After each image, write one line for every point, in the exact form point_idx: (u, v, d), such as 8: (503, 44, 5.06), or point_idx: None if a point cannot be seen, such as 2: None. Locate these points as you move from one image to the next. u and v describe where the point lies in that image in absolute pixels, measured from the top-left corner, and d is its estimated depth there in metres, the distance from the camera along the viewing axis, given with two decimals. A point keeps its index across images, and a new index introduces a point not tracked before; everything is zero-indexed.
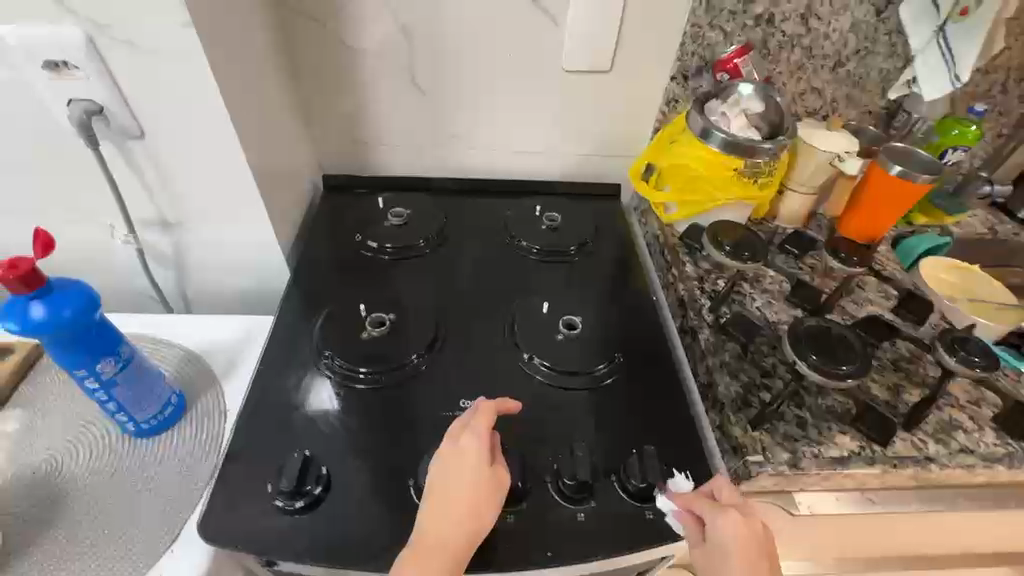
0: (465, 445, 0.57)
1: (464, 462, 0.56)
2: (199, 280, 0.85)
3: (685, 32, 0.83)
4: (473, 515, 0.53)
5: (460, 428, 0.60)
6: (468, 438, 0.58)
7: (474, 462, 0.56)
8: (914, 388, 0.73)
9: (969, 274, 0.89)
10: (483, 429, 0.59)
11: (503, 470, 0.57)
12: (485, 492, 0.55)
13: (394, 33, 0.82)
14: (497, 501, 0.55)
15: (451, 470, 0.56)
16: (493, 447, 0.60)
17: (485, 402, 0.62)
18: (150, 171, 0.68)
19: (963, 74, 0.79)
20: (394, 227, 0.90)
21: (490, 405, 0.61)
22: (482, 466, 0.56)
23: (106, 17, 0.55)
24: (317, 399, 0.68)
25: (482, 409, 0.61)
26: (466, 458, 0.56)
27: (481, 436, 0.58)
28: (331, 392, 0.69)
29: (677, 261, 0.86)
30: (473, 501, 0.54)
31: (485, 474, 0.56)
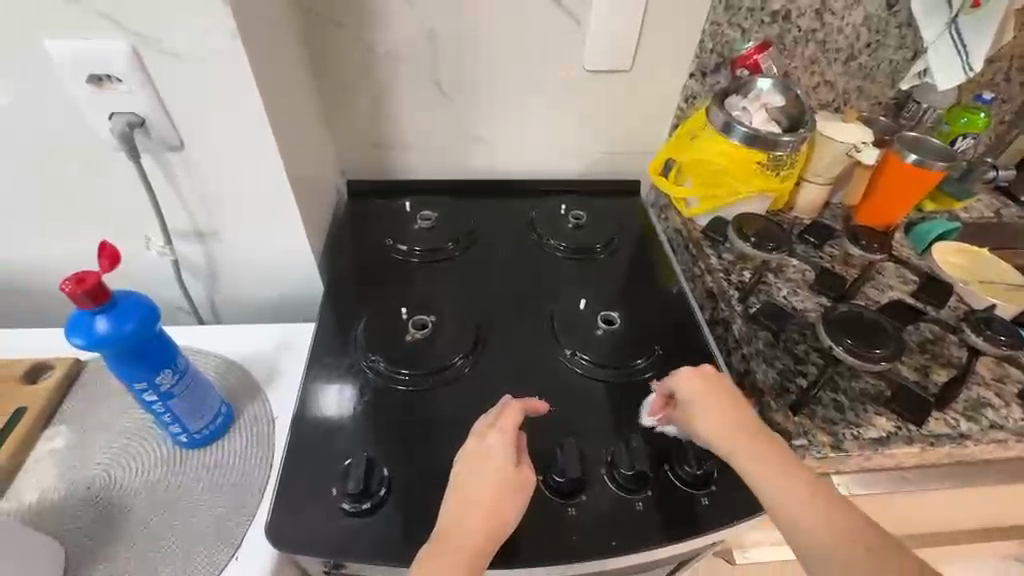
0: (490, 444, 0.58)
1: (487, 461, 0.57)
2: (230, 290, 0.85)
3: (704, 30, 0.86)
4: (494, 513, 0.53)
5: (486, 427, 0.60)
6: (494, 436, 0.59)
7: (497, 459, 0.57)
8: (941, 368, 0.75)
9: (976, 257, 0.91)
10: (510, 428, 0.60)
11: (528, 470, 0.57)
12: (508, 490, 0.55)
13: (421, 38, 0.83)
14: (518, 501, 0.55)
15: (474, 467, 0.56)
16: (521, 447, 0.60)
17: (514, 403, 0.62)
18: (187, 182, 0.69)
19: (975, 63, 0.82)
20: (423, 230, 0.91)
21: (519, 404, 0.62)
22: (506, 464, 0.56)
23: (156, 30, 0.55)
24: (329, 407, 0.68)
25: (511, 408, 0.62)
26: (490, 455, 0.57)
27: (508, 435, 0.59)
28: (345, 398, 0.69)
29: (702, 253, 0.87)
30: (496, 499, 0.54)
31: (510, 473, 0.56)
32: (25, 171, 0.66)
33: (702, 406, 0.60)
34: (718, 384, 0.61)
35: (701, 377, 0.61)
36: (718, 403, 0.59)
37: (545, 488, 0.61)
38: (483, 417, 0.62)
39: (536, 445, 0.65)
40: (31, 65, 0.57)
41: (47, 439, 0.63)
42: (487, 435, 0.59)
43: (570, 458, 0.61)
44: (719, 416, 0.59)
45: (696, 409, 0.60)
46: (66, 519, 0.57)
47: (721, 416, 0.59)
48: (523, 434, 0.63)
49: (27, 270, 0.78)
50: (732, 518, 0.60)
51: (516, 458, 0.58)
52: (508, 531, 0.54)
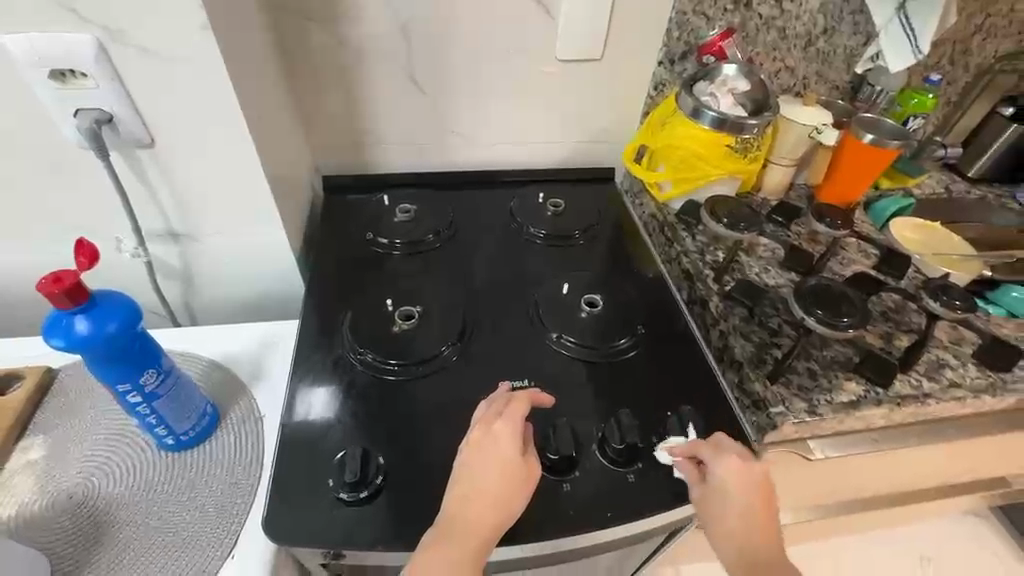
0: (498, 435, 0.58)
1: (495, 454, 0.57)
2: (208, 292, 0.83)
3: (671, 19, 0.88)
4: (500, 503, 0.55)
5: (493, 415, 0.60)
6: (501, 425, 0.58)
7: (505, 450, 0.57)
8: (903, 334, 0.80)
9: (933, 232, 0.95)
10: (519, 419, 0.59)
11: (533, 461, 0.58)
12: (514, 482, 0.56)
13: (393, 31, 0.83)
14: (523, 491, 0.56)
15: (482, 461, 0.56)
16: (526, 436, 0.61)
17: (521, 393, 0.62)
18: (159, 181, 0.67)
19: (923, 45, 0.86)
20: (403, 223, 0.90)
21: (527, 394, 0.62)
22: (512, 457, 0.57)
23: (120, 23, 0.54)
24: (303, 411, 0.66)
25: (519, 397, 0.62)
26: (498, 445, 0.57)
27: (516, 425, 0.59)
28: (312, 405, 0.67)
29: (677, 235, 0.90)
30: (501, 489, 0.55)
31: (516, 465, 0.56)
32: None
33: (733, 504, 0.58)
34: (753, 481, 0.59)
35: (744, 475, 0.59)
36: (751, 502, 0.58)
37: (540, 467, 0.62)
38: (487, 404, 0.62)
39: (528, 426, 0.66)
40: None
41: (22, 451, 0.61)
42: (494, 424, 0.59)
43: (563, 437, 0.63)
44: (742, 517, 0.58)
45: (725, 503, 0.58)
46: (48, 529, 0.56)
47: (747, 517, 0.58)
48: (528, 422, 0.63)
49: None
50: None
51: (522, 449, 0.58)
52: (511, 520, 0.56)
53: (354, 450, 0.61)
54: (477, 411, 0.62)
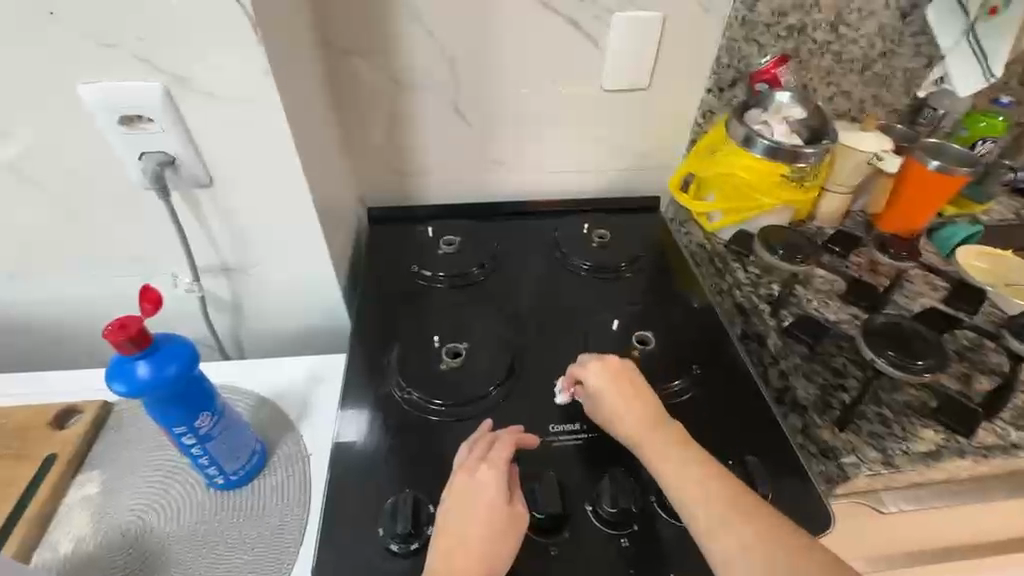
0: (482, 480, 0.56)
1: (477, 501, 0.55)
2: (257, 324, 0.84)
3: (721, 46, 0.86)
4: (488, 551, 0.52)
5: (477, 460, 0.59)
6: (485, 470, 0.57)
7: (490, 497, 0.55)
8: (983, 376, 0.74)
9: (1001, 259, 0.89)
10: (502, 462, 0.58)
11: (520, 506, 0.56)
12: (500, 529, 0.53)
13: (441, 65, 0.84)
14: (512, 540, 0.54)
15: (465, 509, 0.54)
16: (512, 480, 0.59)
17: (505, 434, 0.61)
18: (213, 217, 0.68)
19: (996, 68, 0.83)
20: (446, 255, 0.90)
21: (511, 435, 0.61)
22: (498, 503, 0.55)
23: (187, 70, 0.55)
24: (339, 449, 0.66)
25: (503, 438, 0.61)
26: (480, 489, 0.55)
27: (500, 468, 0.57)
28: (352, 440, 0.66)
29: (728, 267, 0.87)
30: (489, 539, 0.52)
31: (501, 512, 0.54)
32: (54, 213, 0.66)
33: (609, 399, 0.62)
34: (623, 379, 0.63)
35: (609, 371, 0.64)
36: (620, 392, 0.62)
37: (595, 518, 0.59)
38: (470, 447, 0.61)
39: (581, 475, 0.63)
40: (62, 109, 0.57)
41: (81, 485, 0.62)
42: (477, 469, 0.57)
43: (620, 488, 0.60)
44: (627, 402, 0.61)
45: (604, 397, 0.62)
46: (103, 568, 0.56)
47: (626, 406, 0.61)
48: (513, 463, 0.61)
49: (55, 309, 0.77)
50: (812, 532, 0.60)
51: (508, 494, 0.56)
52: (501, 571, 0.52)
53: (404, 496, 0.59)
54: (458, 455, 0.61)
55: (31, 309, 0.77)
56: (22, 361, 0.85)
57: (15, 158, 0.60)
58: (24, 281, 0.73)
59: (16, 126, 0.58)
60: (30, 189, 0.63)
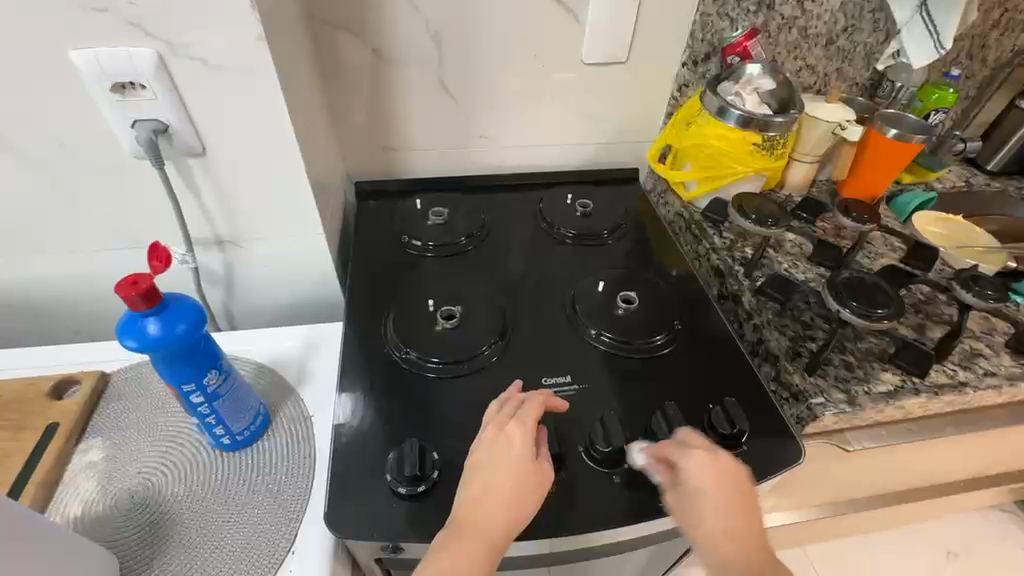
0: (513, 436, 0.58)
1: (508, 454, 0.57)
2: (250, 296, 0.85)
3: (694, 21, 0.90)
4: (514, 503, 0.55)
5: (507, 417, 0.61)
6: (514, 426, 0.59)
7: (519, 452, 0.57)
8: (935, 325, 0.81)
9: (957, 227, 0.97)
10: (530, 420, 0.60)
11: (545, 465, 0.58)
12: (529, 481, 0.56)
13: (426, 38, 0.85)
14: (537, 494, 0.56)
15: (494, 460, 0.57)
16: (538, 439, 0.61)
17: (535, 395, 0.63)
18: (207, 188, 0.69)
19: (946, 40, 0.88)
20: (436, 226, 0.92)
21: (540, 397, 0.63)
22: (525, 458, 0.57)
23: (181, 38, 0.56)
24: (341, 410, 0.68)
25: (532, 400, 0.62)
26: (510, 444, 0.58)
27: (528, 427, 0.59)
28: (345, 406, 0.69)
29: (704, 233, 0.92)
30: (515, 489, 0.55)
31: (528, 467, 0.57)
32: (44, 185, 0.65)
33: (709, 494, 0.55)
34: (729, 477, 0.56)
35: (717, 466, 0.56)
36: (725, 492, 0.55)
37: (589, 460, 0.64)
38: (500, 406, 0.63)
39: (575, 424, 0.68)
40: (53, 77, 0.57)
41: (82, 454, 0.62)
42: (507, 425, 0.59)
43: (613, 429, 0.64)
44: (727, 504, 0.55)
45: (703, 492, 0.55)
46: (114, 529, 0.57)
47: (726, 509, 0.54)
48: (542, 426, 0.63)
49: (41, 284, 0.77)
50: (785, 463, 0.65)
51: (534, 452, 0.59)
52: (525, 523, 0.55)
53: (410, 445, 0.62)
54: (489, 411, 0.63)
55: (17, 286, 0.76)
56: (8, 339, 0.84)
57: (2, 126, 0.60)
58: (11, 256, 0.72)
59: (4, 95, 0.57)
60: (18, 159, 0.62)
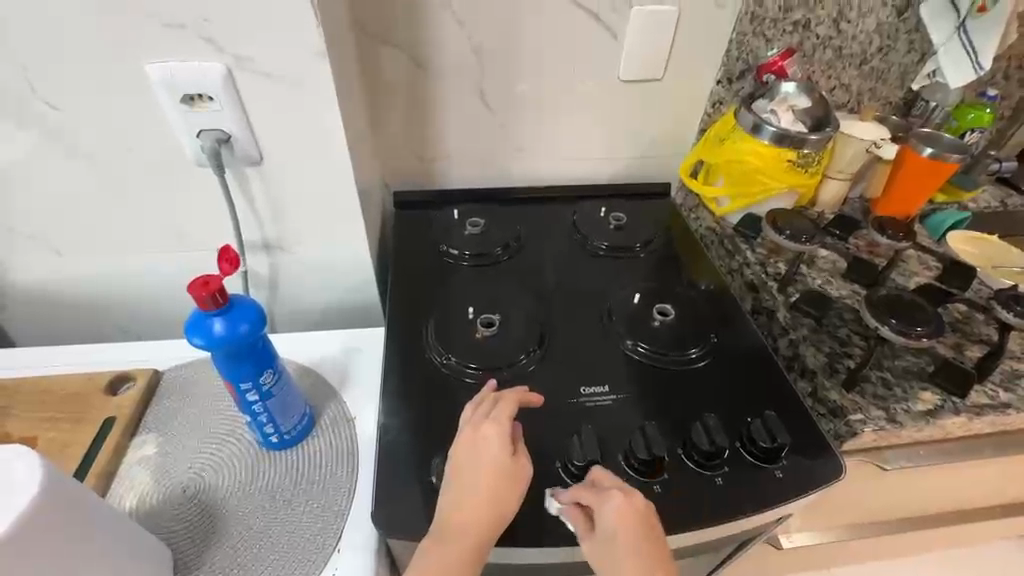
0: (485, 438, 0.59)
1: (481, 455, 0.58)
2: (291, 299, 0.87)
3: (730, 39, 0.91)
4: (493, 503, 0.56)
5: (480, 418, 0.61)
6: (488, 426, 0.60)
7: (493, 452, 0.58)
8: (974, 344, 0.80)
9: (990, 246, 0.95)
10: (503, 418, 0.60)
11: (523, 461, 0.59)
12: (506, 482, 0.57)
13: (468, 54, 0.88)
14: (516, 493, 0.57)
15: (469, 463, 0.58)
16: (516, 436, 0.62)
17: (508, 393, 0.64)
18: (260, 194, 0.72)
19: (985, 61, 0.88)
20: (472, 235, 0.94)
21: (513, 395, 0.63)
22: (501, 457, 0.58)
23: (250, 52, 0.59)
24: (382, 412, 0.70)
25: (507, 398, 0.63)
26: (483, 446, 0.58)
27: (502, 426, 0.60)
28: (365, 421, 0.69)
29: (737, 248, 0.92)
30: (491, 490, 0.56)
31: (504, 467, 0.57)
32: (109, 187, 0.69)
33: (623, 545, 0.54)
34: (641, 521, 0.55)
35: (628, 509, 0.55)
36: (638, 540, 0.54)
37: (628, 468, 0.64)
38: (475, 406, 0.64)
39: (613, 433, 0.68)
40: (128, 87, 0.60)
41: (136, 448, 0.65)
42: (481, 426, 0.60)
43: (652, 439, 0.64)
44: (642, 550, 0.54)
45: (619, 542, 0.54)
46: (167, 522, 0.59)
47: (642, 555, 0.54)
48: (518, 423, 0.64)
49: (97, 282, 0.80)
50: (825, 478, 0.65)
51: (511, 449, 0.59)
52: (505, 522, 0.56)
53: None
54: (465, 412, 0.64)
55: (74, 283, 0.80)
56: (60, 335, 0.88)
57: (78, 130, 0.63)
58: (71, 254, 0.76)
59: (84, 103, 0.61)
60: (90, 161, 0.66)
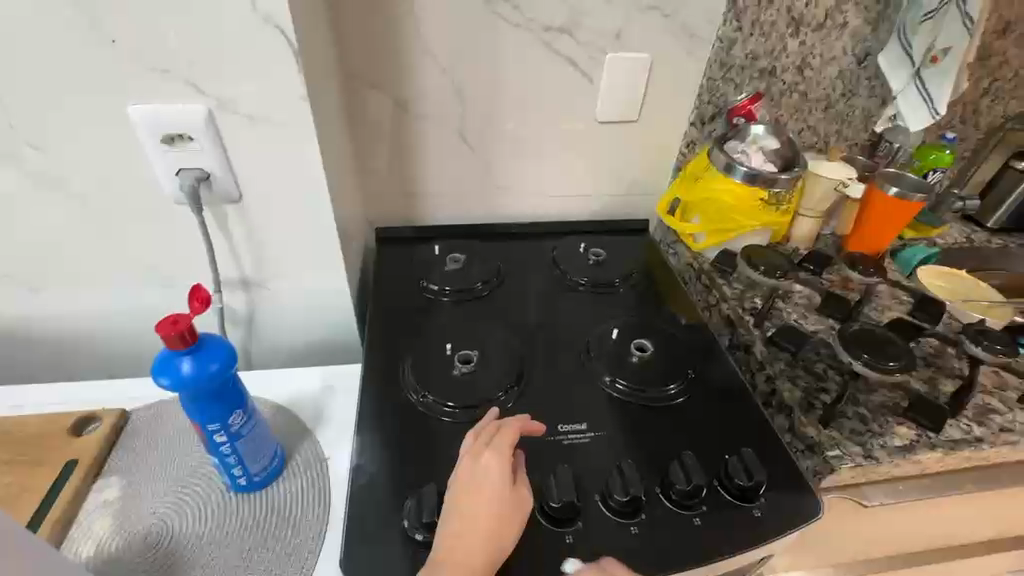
0: (487, 467, 0.58)
1: (485, 485, 0.57)
2: (270, 336, 0.86)
3: (701, 86, 0.95)
4: (493, 535, 0.55)
5: (481, 446, 0.61)
6: (492, 454, 0.59)
7: (496, 481, 0.58)
8: (947, 379, 0.81)
9: (957, 279, 1.01)
10: (507, 446, 0.61)
11: (523, 492, 0.59)
12: (508, 512, 0.57)
13: (450, 96, 0.90)
14: (516, 524, 0.57)
15: (472, 493, 0.57)
16: (514, 466, 0.62)
17: (510, 423, 0.63)
18: (239, 231, 0.72)
19: (941, 108, 0.91)
20: (453, 271, 0.95)
21: (517, 423, 0.63)
22: (503, 487, 0.58)
23: (232, 95, 0.61)
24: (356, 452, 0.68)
25: (510, 425, 0.63)
26: (486, 475, 0.58)
27: (505, 455, 0.60)
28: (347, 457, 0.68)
29: (714, 283, 0.94)
30: (494, 521, 0.55)
31: (507, 497, 0.57)
32: (86, 225, 0.69)
33: None
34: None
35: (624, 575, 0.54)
36: None
37: (606, 510, 0.63)
38: (475, 434, 0.63)
39: (591, 472, 0.67)
40: (109, 127, 0.61)
41: (97, 492, 0.62)
42: (483, 455, 0.60)
43: (630, 479, 0.64)
44: None
45: None
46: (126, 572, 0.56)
47: None
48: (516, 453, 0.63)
49: (70, 320, 0.79)
50: (805, 517, 0.64)
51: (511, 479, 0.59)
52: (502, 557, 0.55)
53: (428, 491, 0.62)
54: (465, 441, 0.63)
55: (46, 320, 0.78)
56: (30, 374, 0.86)
57: (57, 169, 0.64)
58: (45, 292, 0.75)
59: (65, 143, 0.62)
60: (67, 199, 0.66)
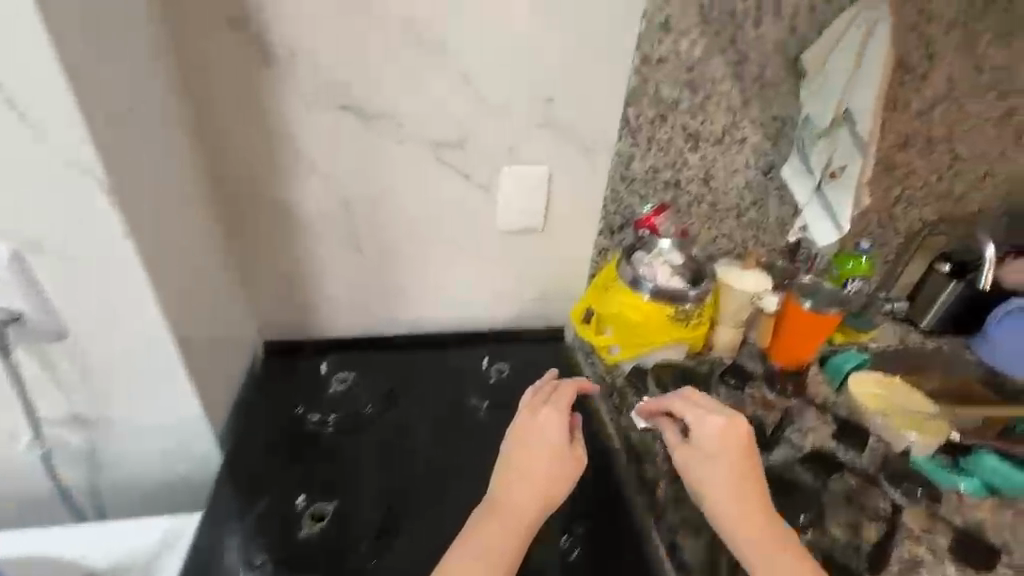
0: (541, 421, 0.71)
1: (544, 435, 0.70)
2: (120, 473, 0.77)
3: (605, 197, 0.92)
4: (551, 479, 0.68)
5: (536, 406, 0.73)
6: (547, 411, 0.72)
7: (551, 438, 0.70)
8: (869, 522, 0.76)
9: (892, 389, 0.95)
10: (561, 402, 0.73)
11: (578, 448, 0.71)
12: (567, 464, 0.69)
13: (338, 206, 0.85)
14: (573, 469, 0.69)
15: (532, 443, 0.70)
16: (572, 424, 0.73)
17: (565, 385, 0.76)
18: (66, 369, 0.64)
19: (844, 223, 0.85)
20: (337, 394, 0.90)
21: (572, 385, 0.76)
22: (560, 441, 0.70)
23: (41, 237, 0.55)
24: None
25: (565, 388, 0.76)
26: (544, 430, 0.70)
27: (560, 410, 0.72)
28: None
29: (626, 402, 0.88)
30: (548, 468, 0.68)
31: (565, 448, 0.70)
32: None
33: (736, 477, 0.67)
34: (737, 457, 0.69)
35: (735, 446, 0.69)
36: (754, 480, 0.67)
37: None
38: (534, 394, 0.76)
39: None
40: None
41: None
42: (538, 411, 0.72)
43: None
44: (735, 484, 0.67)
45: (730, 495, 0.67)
46: None
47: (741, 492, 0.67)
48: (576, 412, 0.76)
49: None
50: None
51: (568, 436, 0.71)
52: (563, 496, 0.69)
53: None
54: (524, 400, 0.76)
55: None
56: None
57: None
58: None
59: None
60: None
